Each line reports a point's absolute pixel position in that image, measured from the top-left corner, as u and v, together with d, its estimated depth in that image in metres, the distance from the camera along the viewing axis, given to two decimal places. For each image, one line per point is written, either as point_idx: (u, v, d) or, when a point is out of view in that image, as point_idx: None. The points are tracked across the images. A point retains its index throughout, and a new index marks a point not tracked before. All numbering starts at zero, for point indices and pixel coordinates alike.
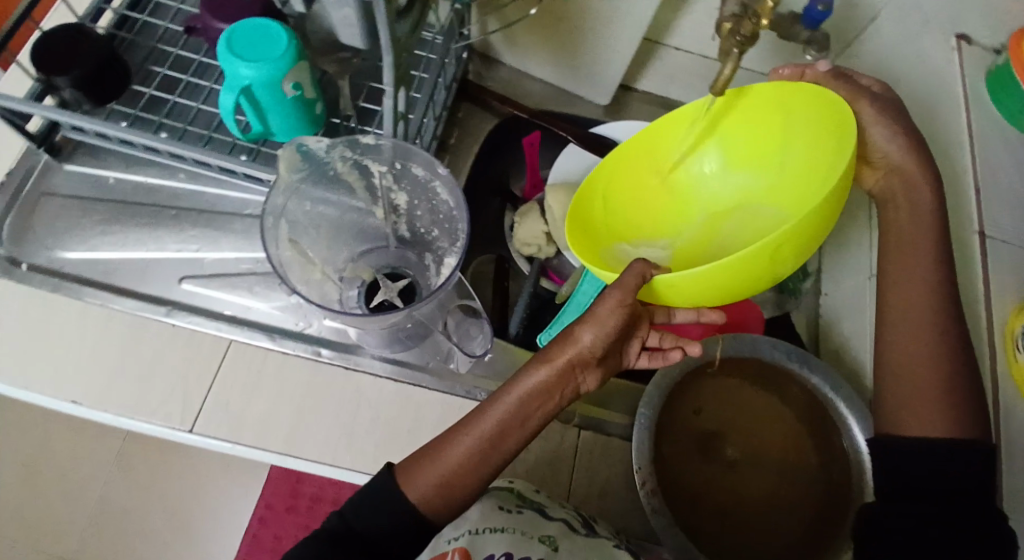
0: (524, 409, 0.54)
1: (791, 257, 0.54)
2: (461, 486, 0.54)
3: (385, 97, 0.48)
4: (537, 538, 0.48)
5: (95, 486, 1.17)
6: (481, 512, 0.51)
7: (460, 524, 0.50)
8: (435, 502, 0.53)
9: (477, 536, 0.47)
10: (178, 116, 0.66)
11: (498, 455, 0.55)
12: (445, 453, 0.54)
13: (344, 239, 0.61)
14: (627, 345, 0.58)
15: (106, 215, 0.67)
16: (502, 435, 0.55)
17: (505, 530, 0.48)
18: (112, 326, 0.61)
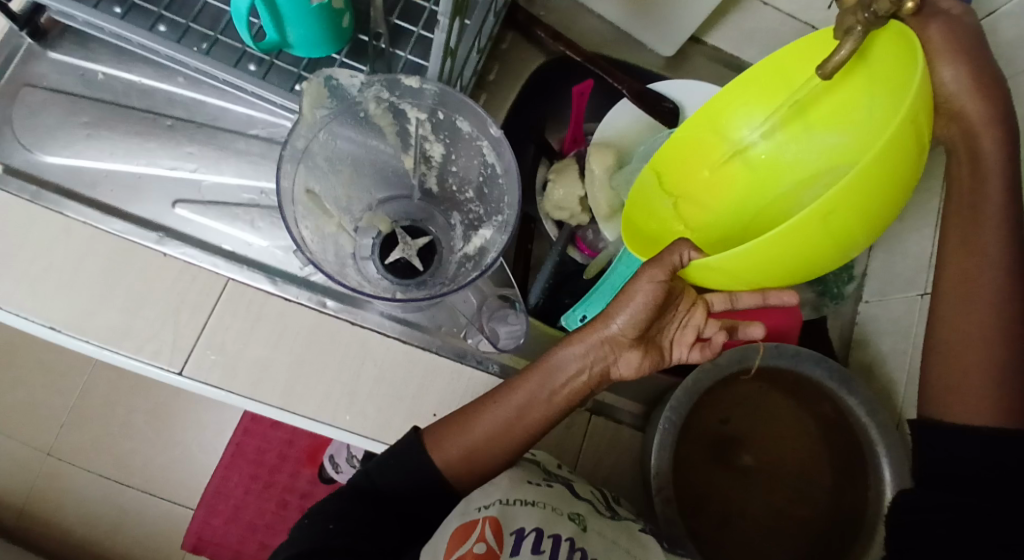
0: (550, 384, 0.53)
1: (858, 230, 0.47)
2: (487, 458, 0.52)
3: (438, 29, 0.40)
4: (566, 514, 0.44)
5: (76, 380, 1.14)
6: (510, 482, 0.47)
7: (489, 490, 0.46)
8: (460, 470, 0.52)
9: (509, 506, 0.43)
10: (180, 9, 0.56)
11: (526, 429, 0.52)
12: (472, 425, 0.52)
13: (364, 184, 0.54)
14: (675, 331, 0.53)
15: (94, 117, 0.59)
16: (530, 408, 0.53)
17: (536, 503, 0.44)
18: (95, 247, 0.55)
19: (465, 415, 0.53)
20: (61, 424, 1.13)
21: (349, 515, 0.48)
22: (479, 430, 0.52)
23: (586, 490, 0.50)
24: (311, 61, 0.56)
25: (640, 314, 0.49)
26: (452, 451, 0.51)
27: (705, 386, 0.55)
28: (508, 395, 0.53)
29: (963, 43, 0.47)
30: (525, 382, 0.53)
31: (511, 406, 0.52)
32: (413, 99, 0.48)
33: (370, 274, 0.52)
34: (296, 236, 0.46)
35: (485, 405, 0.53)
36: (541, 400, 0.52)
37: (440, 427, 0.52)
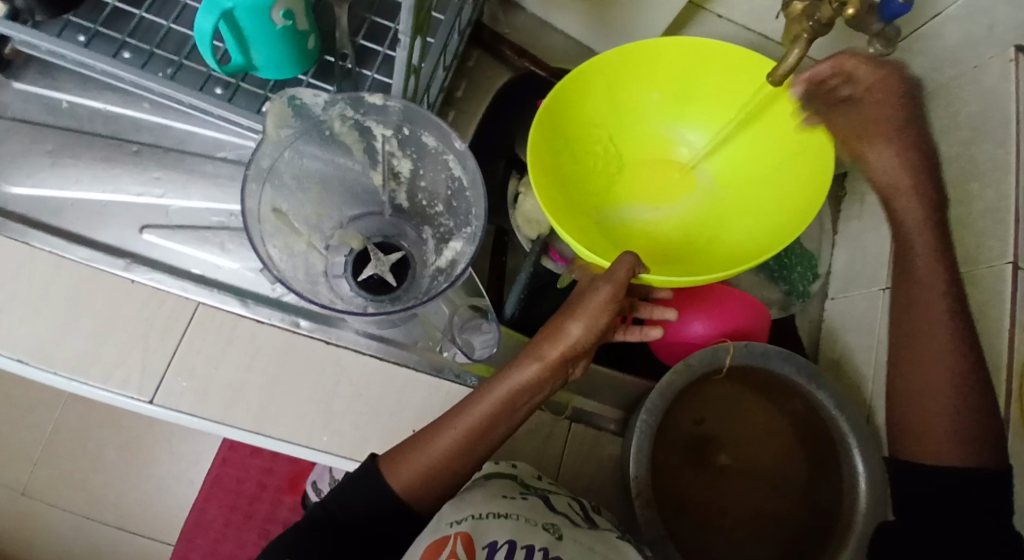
0: (511, 403, 0.51)
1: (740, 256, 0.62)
2: (447, 477, 0.51)
3: (399, 47, 0.40)
4: (540, 525, 0.44)
5: (49, 415, 1.11)
6: (484, 497, 0.47)
7: (462, 506, 0.47)
8: (421, 495, 0.51)
9: (481, 521, 0.43)
10: (144, 36, 0.56)
11: (485, 444, 0.52)
12: (432, 444, 0.51)
13: (334, 201, 0.54)
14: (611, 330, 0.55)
15: (59, 145, 0.59)
16: (491, 426, 0.51)
17: (508, 515, 0.44)
18: (61, 276, 0.54)
19: (424, 436, 0.52)
20: (35, 462, 1.10)
21: (311, 550, 0.47)
22: (437, 450, 0.51)
23: (562, 502, 0.50)
24: (277, 83, 0.57)
25: (594, 328, 0.50)
26: (412, 472, 0.50)
27: (679, 387, 0.56)
28: (467, 412, 0.52)
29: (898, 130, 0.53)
30: (483, 399, 0.52)
31: (470, 426, 0.51)
32: (378, 117, 0.49)
33: (343, 292, 0.53)
34: (262, 254, 0.46)
35: (444, 425, 0.52)
36: (502, 418, 0.51)
37: (401, 450, 0.51)
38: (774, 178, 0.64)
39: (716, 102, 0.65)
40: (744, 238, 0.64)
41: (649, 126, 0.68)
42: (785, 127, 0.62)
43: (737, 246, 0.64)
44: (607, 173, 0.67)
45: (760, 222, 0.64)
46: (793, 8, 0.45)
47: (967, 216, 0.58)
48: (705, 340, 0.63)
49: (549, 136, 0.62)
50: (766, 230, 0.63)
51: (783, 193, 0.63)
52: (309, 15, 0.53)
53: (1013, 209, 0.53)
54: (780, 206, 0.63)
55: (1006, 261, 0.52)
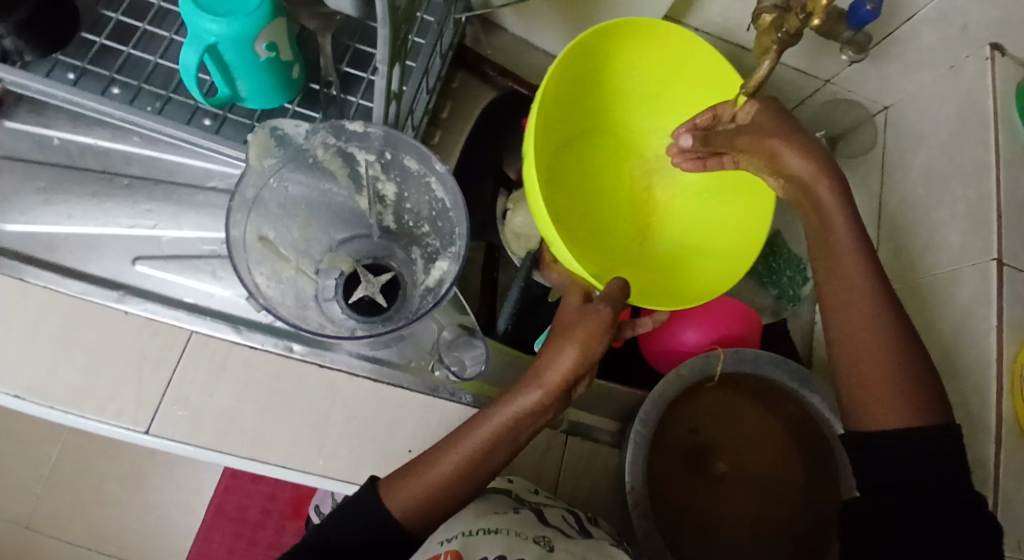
0: (510, 430, 0.51)
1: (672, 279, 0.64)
2: (450, 500, 0.50)
3: (377, 76, 0.41)
4: (531, 538, 0.44)
5: (49, 449, 1.11)
6: (476, 514, 0.47)
7: (452, 524, 0.47)
8: (424, 519, 0.49)
9: (472, 537, 0.43)
10: (132, 72, 0.57)
11: (485, 470, 0.50)
12: (431, 470, 0.50)
13: (322, 224, 0.55)
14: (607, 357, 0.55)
15: (50, 182, 0.60)
16: (491, 453, 0.50)
17: (498, 531, 0.44)
18: (55, 310, 0.55)
19: (422, 463, 0.50)
20: (37, 496, 1.10)
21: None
22: (439, 476, 0.50)
23: (556, 515, 0.49)
24: (262, 112, 0.58)
25: (593, 345, 0.51)
26: (411, 496, 0.49)
27: (672, 396, 0.56)
28: (467, 437, 0.51)
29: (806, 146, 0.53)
30: (483, 423, 0.51)
31: (470, 451, 0.50)
32: (360, 143, 0.50)
33: (333, 314, 0.53)
34: (248, 283, 0.47)
35: (446, 446, 0.51)
36: (502, 445, 0.51)
37: (400, 474, 0.50)
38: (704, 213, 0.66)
39: (685, 119, 0.67)
40: (689, 255, 0.65)
41: (627, 128, 0.69)
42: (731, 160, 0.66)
43: (696, 268, 0.64)
44: (571, 166, 0.66)
45: (708, 243, 0.65)
46: (762, 20, 0.46)
47: (948, 217, 0.58)
48: (696, 348, 0.64)
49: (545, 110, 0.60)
50: (708, 250, 0.65)
51: (715, 223, 0.66)
52: (293, 46, 0.54)
53: (992, 208, 0.54)
54: (717, 233, 0.65)
55: (990, 258, 0.53)
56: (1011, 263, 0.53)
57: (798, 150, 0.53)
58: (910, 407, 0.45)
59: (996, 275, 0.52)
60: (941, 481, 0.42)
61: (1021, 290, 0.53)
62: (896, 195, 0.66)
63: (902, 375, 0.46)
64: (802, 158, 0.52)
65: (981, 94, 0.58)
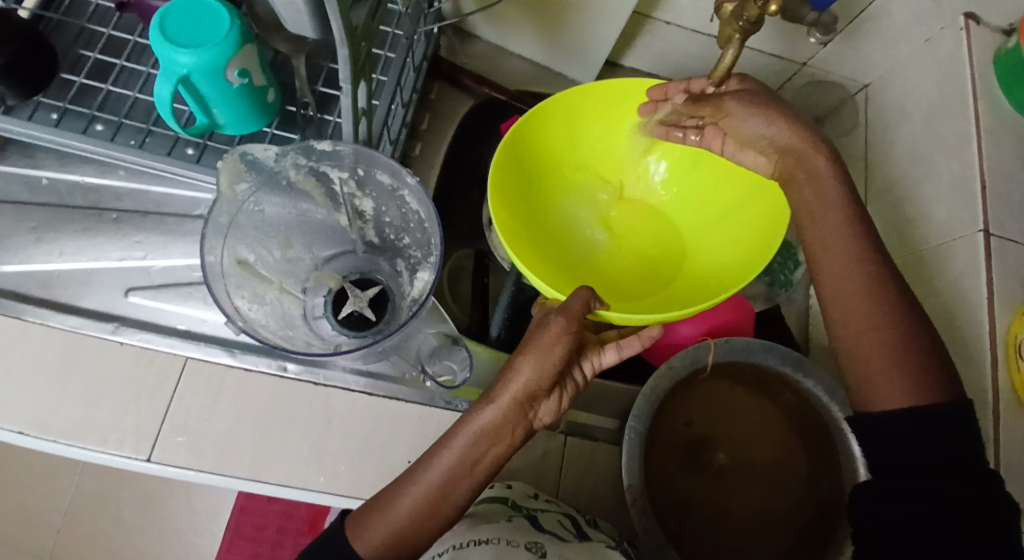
0: (471, 452, 0.49)
1: (692, 297, 0.61)
2: (417, 537, 0.47)
3: (342, 95, 0.42)
4: (522, 545, 0.44)
5: (68, 481, 1.13)
6: (467, 527, 0.48)
7: (445, 537, 0.48)
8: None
9: (462, 550, 0.44)
10: (113, 107, 0.59)
11: (451, 500, 0.48)
12: (394, 504, 0.48)
13: (307, 244, 0.56)
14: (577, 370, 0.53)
15: (41, 221, 0.61)
16: (452, 482, 0.48)
17: (489, 541, 0.45)
18: (53, 346, 0.56)
19: (384, 500, 0.48)
20: (57, 528, 1.11)
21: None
22: (400, 509, 0.47)
23: (553, 519, 0.50)
24: (242, 137, 0.59)
25: (547, 366, 0.49)
26: (377, 536, 0.47)
27: (664, 391, 0.56)
28: (428, 467, 0.49)
29: (794, 116, 0.53)
30: (443, 450, 0.49)
31: (430, 481, 0.48)
32: (332, 162, 0.50)
33: (324, 332, 0.54)
34: (229, 308, 0.47)
35: (412, 476, 0.49)
36: (464, 471, 0.49)
37: (368, 509, 0.48)
38: (723, 226, 0.63)
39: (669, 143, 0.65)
40: (705, 273, 0.63)
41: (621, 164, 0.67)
42: (739, 173, 0.61)
43: (713, 286, 0.61)
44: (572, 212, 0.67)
45: (722, 259, 0.62)
46: (724, 9, 0.46)
47: (933, 190, 0.58)
48: (689, 340, 0.64)
49: (518, 160, 0.62)
50: (727, 266, 0.61)
51: (734, 236, 0.62)
52: (266, 70, 0.55)
53: (976, 179, 0.54)
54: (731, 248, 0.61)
55: (977, 230, 0.52)
56: (998, 234, 0.52)
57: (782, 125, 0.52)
58: (900, 386, 0.45)
59: (983, 247, 0.52)
60: (936, 458, 0.41)
61: (1010, 260, 0.52)
62: (882, 172, 0.66)
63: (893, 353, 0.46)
64: (787, 128, 0.52)
65: (957, 65, 0.58)
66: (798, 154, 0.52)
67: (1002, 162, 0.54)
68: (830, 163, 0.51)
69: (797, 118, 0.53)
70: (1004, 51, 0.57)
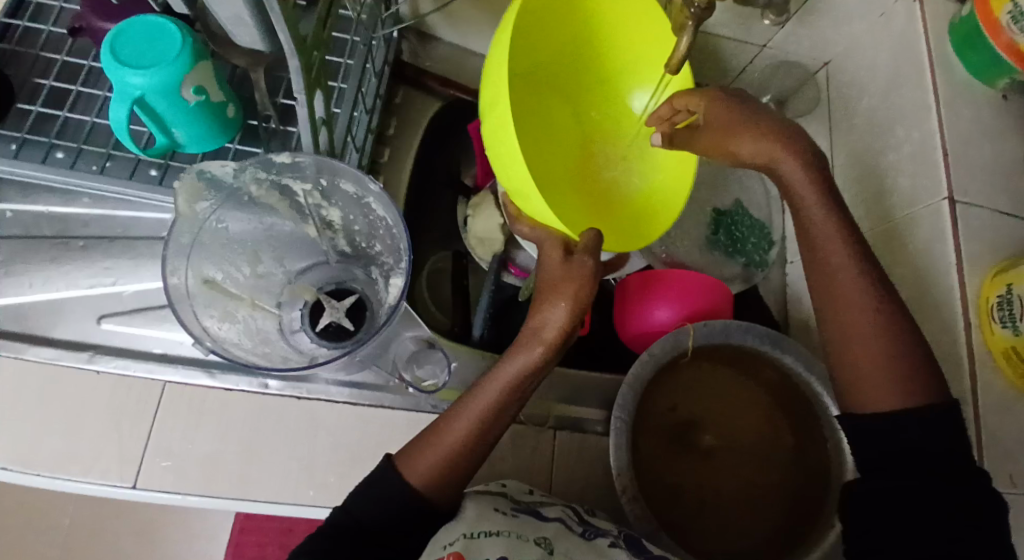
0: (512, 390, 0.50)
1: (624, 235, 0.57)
2: (462, 470, 0.49)
3: (298, 106, 0.41)
4: (532, 540, 0.44)
5: (60, 515, 1.12)
6: (477, 512, 0.46)
7: (453, 526, 0.46)
8: (445, 489, 0.49)
9: (473, 540, 0.43)
10: (72, 134, 0.58)
11: (493, 429, 0.50)
12: (443, 438, 0.50)
13: (278, 257, 0.55)
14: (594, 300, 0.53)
15: (6, 253, 0.60)
16: (498, 413, 0.50)
17: (501, 533, 0.44)
18: (29, 379, 0.55)
19: (433, 434, 0.50)
20: None
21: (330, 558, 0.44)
22: (451, 441, 0.49)
23: (555, 510, 0.49)
24: (205, 155, 0.58)
25: (577, 305, 0.50)
26: (426, 470, 0.48)
27: (646, 377, 0.56)
28: (471, 403, 0.51)
29: (761, 121, 0.52)
30: (484, 385, 0.51)
31: (475, 414, 0.50)
32: (294, 174, 0.50)
33: (303, 346, 0.54)
34: (196, 329, 0.47)
35: (453, 416, 0.51)
36: (507, 404, 0.50)
37: (416, 444, 0.50)
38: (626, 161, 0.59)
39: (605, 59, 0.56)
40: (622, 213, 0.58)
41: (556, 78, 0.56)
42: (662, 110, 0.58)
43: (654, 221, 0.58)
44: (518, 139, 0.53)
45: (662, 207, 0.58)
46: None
47: (899, 161, 0.58)
48: (670, 326, 0.64)
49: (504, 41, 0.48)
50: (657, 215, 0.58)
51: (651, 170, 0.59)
52: (224, 86, 0.54)
53: (938, 148, 0.54)
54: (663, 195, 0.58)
55: (941, 198, 0.53)
56: (964, 200, 0.53)
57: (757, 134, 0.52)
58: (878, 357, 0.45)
59: (950, 214, 0.52)
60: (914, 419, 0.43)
61: (977, 225, 0.52)
62: (848, 146, 0.66)
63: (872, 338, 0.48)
64: (757, 137, 0.52)
65: (913, 36, 0.58)
66: (778, 162, 0.52)
67: (964, 129, 0.55)
68: (806, 168, 0.51)
69: (766, 123, 0.52)
70: (959, 19, 0.57)
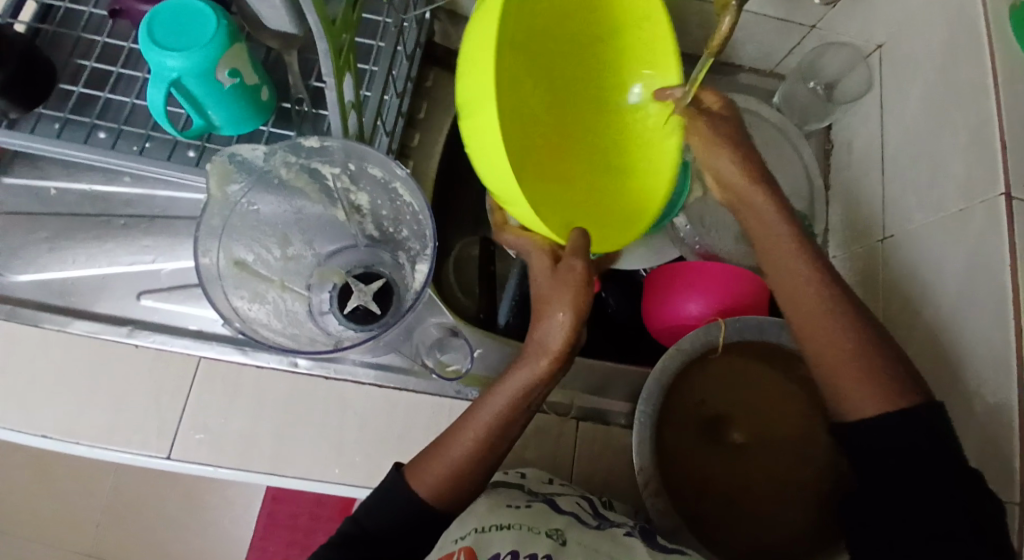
0: (516, 400, 0.50)
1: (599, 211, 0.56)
2: (474, 473, 0.49)
3: (328, 89, 0.41)
4: (543, 532, 0.43)
5: (105, 478, 1.17)
6: (488, 508, 0.47)
7: (466, 520, 0.46)
8: (453, 494, 0.49)
9: (484, 534, 0.43)
10: (113, 115, 0.59)
11: (495, 442, 0.50)
12: (449, 447, 0.49)
13: (308, 240, 0.56)
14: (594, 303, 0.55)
15: (54, 230, 0.62)
16: (505, 422, 0.50)
17: (511, 526, 0.43)
18: (71, 352, 0.57)
19: (442, 439, 0.50)
20: (98, 525, 1.16)
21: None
22: (456, 450, 0.49)
23: (570, 502, 0.48)
24: (240, 137, 0.59)
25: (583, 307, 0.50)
26: (435, 475, 0.49)
27: (674, 372, 0.55)
28: (477, 413, 0.50)
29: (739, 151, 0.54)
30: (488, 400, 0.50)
31: (477, 426, 0.50)
32: (322, 157, 0.50)
33: (331, 328, 0.55)
34: (228, 310, 0.48)
35: (456, 433, 0.50)
36: (513, 414, 0.50)
37: (421, 457, 0.50)
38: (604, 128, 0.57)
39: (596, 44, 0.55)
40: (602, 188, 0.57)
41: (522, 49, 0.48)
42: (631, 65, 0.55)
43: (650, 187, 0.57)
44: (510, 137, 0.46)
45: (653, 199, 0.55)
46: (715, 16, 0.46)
47: (952, 152, 0.55)
48: (699, 317, 0.61)
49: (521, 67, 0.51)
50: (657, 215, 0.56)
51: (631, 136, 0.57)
52: (257, 68, 0.55)
53: (996, 140, 0.51)
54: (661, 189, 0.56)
55: (997, 193, 0.50)
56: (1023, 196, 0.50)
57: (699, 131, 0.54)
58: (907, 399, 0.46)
59: (1004, 211, 0.49)
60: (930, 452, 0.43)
61: None
62: (897, 134, 0.63)
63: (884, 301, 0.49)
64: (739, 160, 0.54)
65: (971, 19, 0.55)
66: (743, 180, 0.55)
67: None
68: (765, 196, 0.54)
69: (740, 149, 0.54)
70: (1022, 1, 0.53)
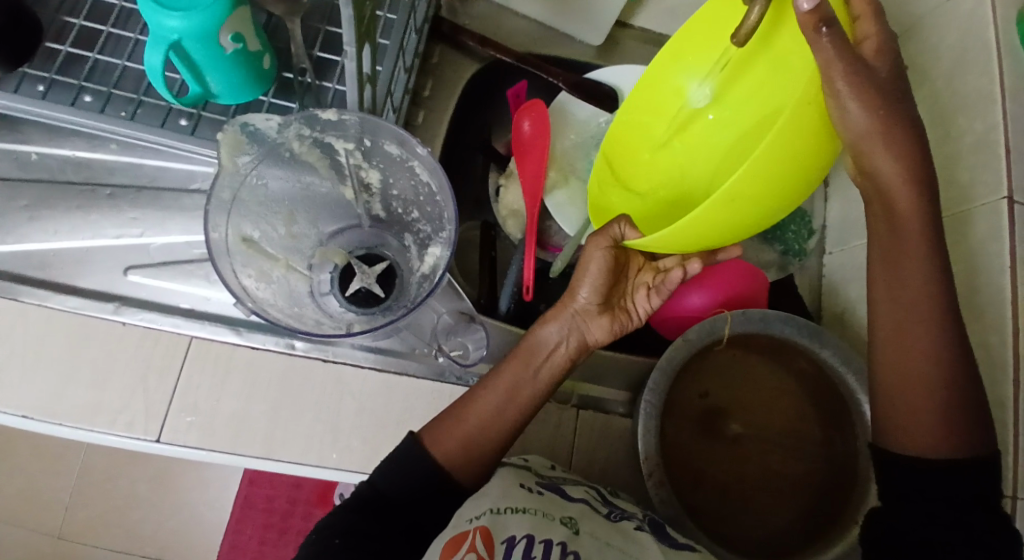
0: (530, 361, 0.53)
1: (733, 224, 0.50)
2: (487, 444, 0.51)
3: (346, 59, 0.39)
4: (558, 519, 0.44)
5: (74, 457, 1.13)
6: (502, 487, 0.46)
7: (480, 500, 0.45)
8: (462, 463, 0.51)
9: (500, 516, 0.43)
10: (100, 77, 0.56)
11: (513, 412, 0.52)
12: (467, 412, 0.51)
13: (312, 219, 0.54)
14: (627, 292, 0.57)
15: (34, 198, 0.59)
16: (518, 388, 0.53)
17: (526, 510, 0.43)
18: (51, 328, 0.54)
19: (458, 406, 0.52)
20: (66, 505, 1.12)
21: (356, 530, 0.47)
22: (474, 416, 0.51)
23: (579, 490, 0.49)
24: (238, 107, 0.56)
25: (601, 281, 0.54)
26: (450, 444, 0.50)
27: (680, 363, 0.55)
28: (497, 377, 0.53)
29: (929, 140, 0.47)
30: (511, 362, 0.53)
31: (498, 392, 0.52)
32: (337, 132, 0.49)
33: (332, 309, 0.53)
34: (235, 288, 0.46)
35: (473, 398, 0.52)
36: (526, 380, 0.53)
37: (435, 422, 0.52)
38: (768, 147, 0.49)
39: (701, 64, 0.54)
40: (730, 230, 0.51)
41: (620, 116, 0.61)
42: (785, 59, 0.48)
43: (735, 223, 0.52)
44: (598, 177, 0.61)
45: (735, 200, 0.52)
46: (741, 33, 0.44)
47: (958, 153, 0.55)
48: (704, 311, 0.62)
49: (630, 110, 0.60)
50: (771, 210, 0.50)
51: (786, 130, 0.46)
52: (260, 35, 0.52)
53: (1001, 142, 0.51)
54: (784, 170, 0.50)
55: (999, 197, 0.50)
56: None
57: (850, 86, 0.43)
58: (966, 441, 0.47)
59: (1007, 214, 0.49)
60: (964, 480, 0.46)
61: None
62: None
63: (935, 297, 0.48)
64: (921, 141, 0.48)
65: (980, 18, 0.54)
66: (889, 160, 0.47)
67: None
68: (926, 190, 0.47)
69: None
70: None
